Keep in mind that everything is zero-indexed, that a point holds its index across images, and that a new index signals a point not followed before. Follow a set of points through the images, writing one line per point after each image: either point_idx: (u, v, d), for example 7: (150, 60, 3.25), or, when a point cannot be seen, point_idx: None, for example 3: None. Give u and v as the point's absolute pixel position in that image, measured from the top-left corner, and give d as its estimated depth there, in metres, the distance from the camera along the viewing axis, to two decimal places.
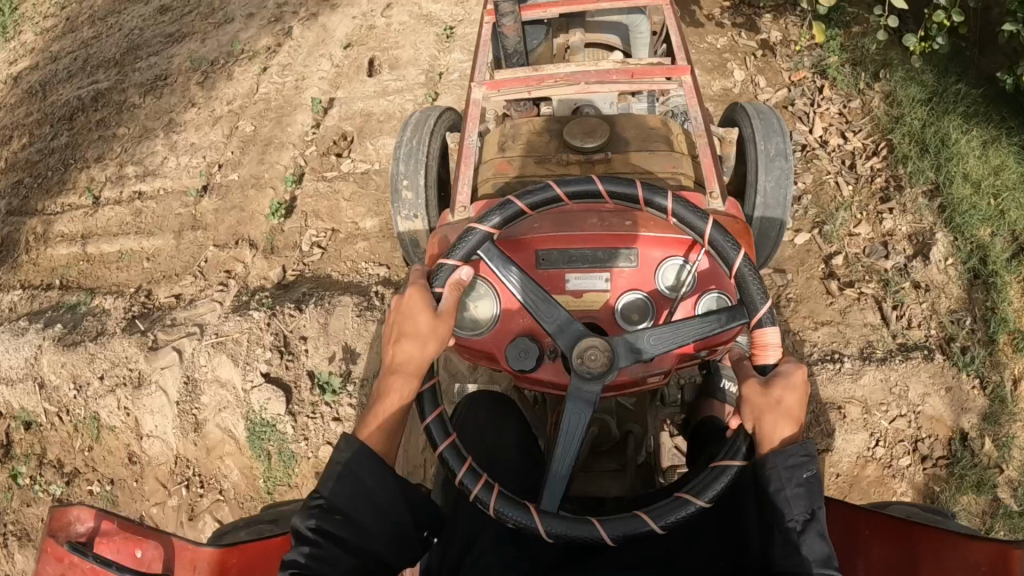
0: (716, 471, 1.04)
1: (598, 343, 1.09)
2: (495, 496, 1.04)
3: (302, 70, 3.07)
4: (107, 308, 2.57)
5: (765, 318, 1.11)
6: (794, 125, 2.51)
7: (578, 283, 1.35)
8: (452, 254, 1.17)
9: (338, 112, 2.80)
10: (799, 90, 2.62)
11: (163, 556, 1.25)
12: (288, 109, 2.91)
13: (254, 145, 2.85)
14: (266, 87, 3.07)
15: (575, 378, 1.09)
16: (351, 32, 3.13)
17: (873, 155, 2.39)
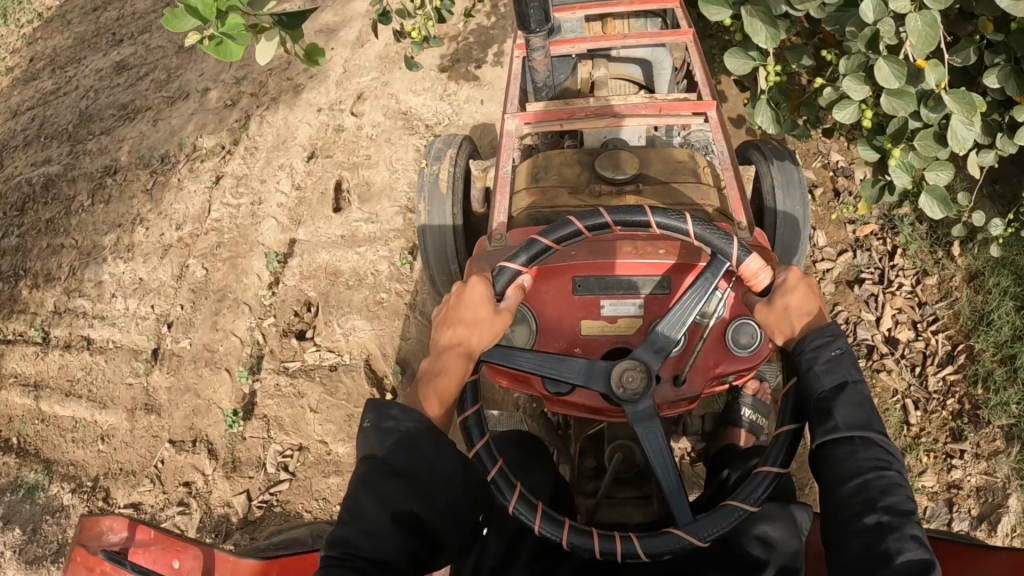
0: (773, 441, 1.12)
1: (633, 366, 1.16)
2: (539, 517, 1.09)
3: (259, 187, 2.62)
4: (64, 505, 2.40)
5: (741, 254, 1.21)
6: (858, 313, 2.23)
7: (612, 309, 1.38)
8: (513, 260, 1.24)
9: (298, 264, 2.39)
10: (864, 254, 2.33)
11: (203, 566, 1.34)
12: (243, 248, 2.51)
13: (206, 297, 2.48)
14: (218, 208, 2.64)
15: (626, 404, 1.16)
16: (313, 134, 2.66)
17: (947, 361, 2.14)
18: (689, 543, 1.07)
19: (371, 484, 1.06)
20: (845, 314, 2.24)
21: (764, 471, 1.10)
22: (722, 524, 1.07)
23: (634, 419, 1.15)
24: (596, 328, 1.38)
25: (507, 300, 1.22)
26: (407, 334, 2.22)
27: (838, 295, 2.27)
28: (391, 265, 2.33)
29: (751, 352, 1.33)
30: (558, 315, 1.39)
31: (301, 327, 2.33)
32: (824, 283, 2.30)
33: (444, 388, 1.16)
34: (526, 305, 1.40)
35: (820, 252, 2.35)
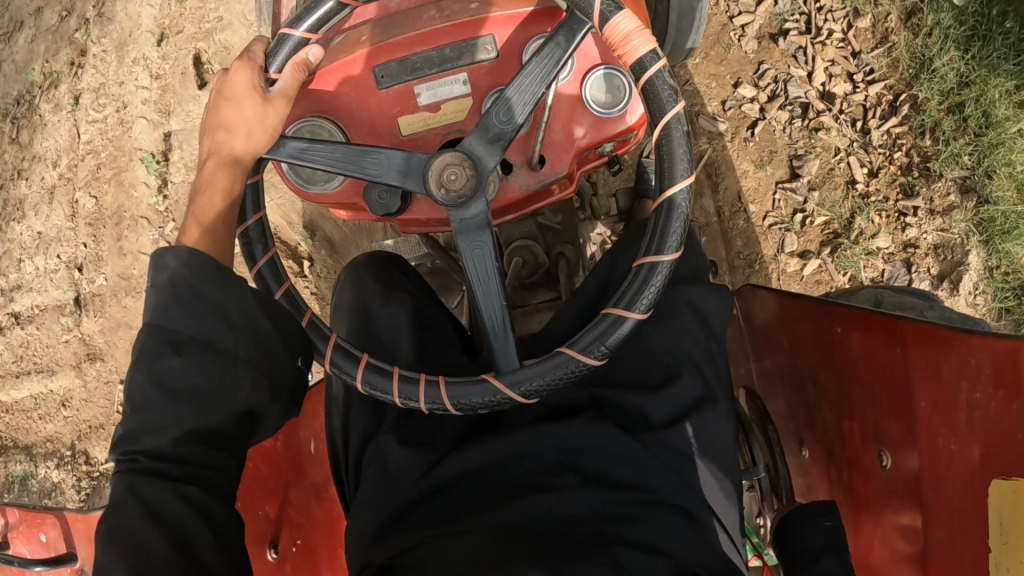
0: (635, 275, 1.06)
1: (455, 163, 1.04)
2: (361, 370, 1.07)
3: (120, 91, 2.32)
4: (56, 481, 2.60)
5: (603, 7, 1.03)
6: (787, 70, 2.11)
7: (429, 94, 1.20)
8: (299, 26, 1.12)
9: (180, 155, 2.10)
10: (788, 4, 2.11)
11: (63, 530, 1.32)
12: (123, 160, 2.28)
13: (105, 225, 2.30)
14: (87, 128, 2.37)
15: (451, 209, 1.05)
16: (158, 15, 2.28)
17: (891, 113, 2.06)
18: (507, 398, 1.05)
19: (149, 362, 0.99)
20: (773, 73, 2.11)
21: (610, 316, 1.05)
22: (558, 372, 1.04)
23: (459, 225, 1.06)
24: (418, 122, 1.22)
25: (281, 82, 1.12)
26: None
27: (761, 53, 2.12)
28: None
29: (618, 112, 1.20)
30: (369, 115, 1.23)
31: None
32: (746, 41, 2.13)
33: (224, 200, 1.09)
34: (329, 116, 1.23)
35: (736, 7, 2.13)
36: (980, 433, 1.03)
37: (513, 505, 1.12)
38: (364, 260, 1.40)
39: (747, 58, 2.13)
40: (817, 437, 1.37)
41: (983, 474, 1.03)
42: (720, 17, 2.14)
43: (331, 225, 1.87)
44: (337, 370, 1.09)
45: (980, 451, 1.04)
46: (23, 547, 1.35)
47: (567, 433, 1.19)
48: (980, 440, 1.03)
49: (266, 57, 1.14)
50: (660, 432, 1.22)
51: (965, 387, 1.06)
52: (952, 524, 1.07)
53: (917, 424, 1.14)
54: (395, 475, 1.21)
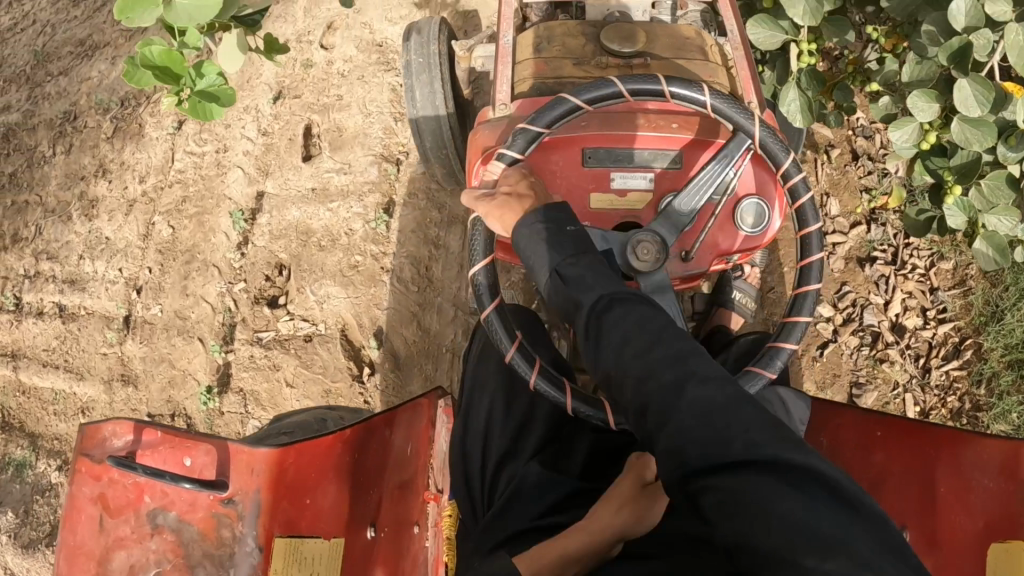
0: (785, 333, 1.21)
1: (649, 239, 1.22)
2: (568, 397, 1.18)
3: (223, 132, 2.37)
4: (53, 482, 2.59)
5: (769, 141, 1.24)
6: (867, 296, 2.06)
7: (621, 182, 1.37)
8: (508, 148, 1.24)
9: (268, 222, 2.07)
10: (880, 228, 2.10)
11: (218, 458, 1.27)
12: (210, 203, 2.31)
13: (175, 257, 2.32)
14: (181, 157, 2.41)
15: (642, 274, 1.21)
16: (280, 71, 2.33)
17: (953, 354, 2.01)
18: None
19: None
20: (853, 296, 2.07)
21: (780, 350, 1.19)
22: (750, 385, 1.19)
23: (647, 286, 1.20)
24: (606, 201, 1.38)
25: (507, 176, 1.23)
26: (385, 303, 1.96)
27: (845, 274, 2.09)
28: (366, 224, 2.01)
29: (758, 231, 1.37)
30: (568, 184, 1.39)
31: (274, 293, 2.06)
32: (833, 259, 2.10)
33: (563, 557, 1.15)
34: (534, 176, 1.38)
35: (832, 223, 2.11)
36: (989, 510, 1.28)
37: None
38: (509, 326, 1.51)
39: (831, 275, 2.09)
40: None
41: (985, 538, 1.28)
42: None
43: (400, 340, 1.93)
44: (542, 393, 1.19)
45: (984, 521, 1.28)
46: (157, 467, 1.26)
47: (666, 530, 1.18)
48: (985, 515, 1.28)
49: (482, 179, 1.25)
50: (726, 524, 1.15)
51: (977, 474, 1.30)
52: None
53: (933, 496, 1.33)
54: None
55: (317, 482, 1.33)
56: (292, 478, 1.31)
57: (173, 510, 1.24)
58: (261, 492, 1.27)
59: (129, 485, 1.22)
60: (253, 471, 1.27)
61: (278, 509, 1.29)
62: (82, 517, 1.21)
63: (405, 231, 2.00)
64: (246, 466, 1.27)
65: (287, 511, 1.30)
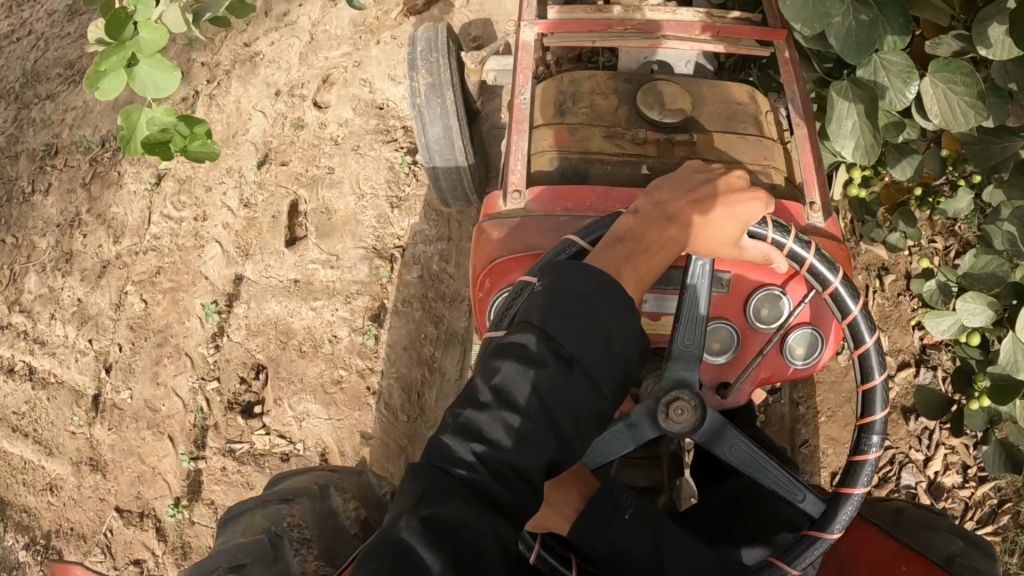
0: (806, 540, 0.89)
1: (684, 397, 0.89)
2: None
3: (205, 195, 2.12)
4: (20, 561, 2.36)
5: (839, 284, 0.89)
6: (907, 452, 1.80)
7: (654, 303, 1.00)
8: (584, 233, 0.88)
9: (245, 313, 1.85)
10: (930, 373, 1.82)
11: None
12: (185, 278, 2.07)
13: (147, 336, 2.09)
14: (158, 220, 2.17)
15: (649, 416, 0.91)
16: (268, 130, 2.08)
17: (989, 518, 1.74)
18: None
19: None
20: (892, 451, 1.81)
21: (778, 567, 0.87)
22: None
23: (628, 425, 0.91)
24: None
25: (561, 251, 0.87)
26: (371, 431, 1.70)
27: (887, 423, 1.83)
28: (352, 332, 1.77)
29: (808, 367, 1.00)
30: None
31: (249, 399, 1.84)
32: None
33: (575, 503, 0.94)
34: None
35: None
36: None
37: None
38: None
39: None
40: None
41: None
42: None
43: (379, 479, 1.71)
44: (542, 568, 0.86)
45: None
46: None
47: None
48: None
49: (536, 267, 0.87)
50: None
51: None
52: None
53: None
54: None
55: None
56: None
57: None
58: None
59: None
60: None
61: None
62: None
63: (394, 343, 1.75)
64: None
65: None
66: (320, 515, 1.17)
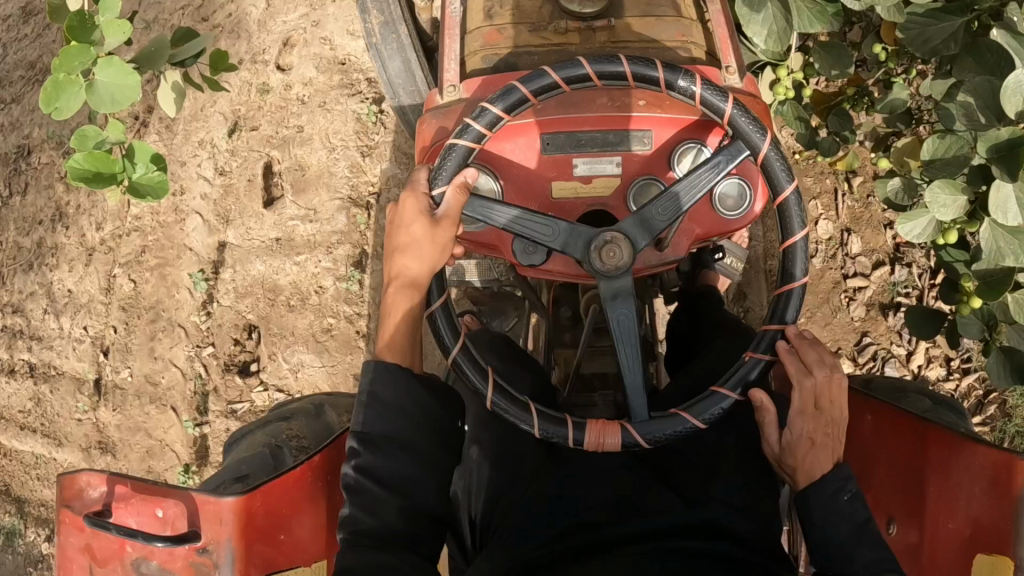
0: (707, 396, 0.96)
1: (616, 236, 0.93)
2: (540, 420, 0.95)
3: (179, 170, 2.13)
4: (45, 551, 2.43)
5: (734, 111, 0.95)
6: (889, 347, 1.86)
7: (585, 168, 1.05)
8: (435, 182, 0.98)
9: (232, 277, 1.94)
10: (905, 271, 1.87)
11: (186, 514, 1.04)
12: (170, 253, 2.11)
13: (140, 315, 2.13)
14: (137, 201, 2.17)
15: (600, 278, 0.95)
16: (233, 98, 2.08)
17: (976, 409, 1.82)
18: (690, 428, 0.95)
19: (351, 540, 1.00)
20: (874, 348, 1.87)
21: (681, 416, 0.95)
22: (673, 430, 0.95)
23: (606, 294, 0.95)
24: (569, 191, 1.06)
25: (388, 320, 1.02)
26: None
27: (866, 322, 1.88)
28: (336, 281, 1.90)
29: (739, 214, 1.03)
30: (524, 175, 1.06)
31: (245, 358, 1.95)
32: (854, 306, 1.88)
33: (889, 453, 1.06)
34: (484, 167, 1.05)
35: (852, 264, 1.90)
36: (977, 519, 1.05)
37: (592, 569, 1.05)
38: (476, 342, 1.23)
39: (851, 325, 1.88)
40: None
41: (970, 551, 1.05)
42: (830, 255, 1.91)
43: None
44: (501, 411, 0.97)
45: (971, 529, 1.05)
46: (131, 518, 1.05)
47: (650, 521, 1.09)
48: (972, 519, 1.05)
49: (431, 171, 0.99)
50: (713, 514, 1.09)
51: (968, 484, 1.06)
52: None
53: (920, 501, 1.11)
54: (521, 538, 1.09)
55: (293, 516, 1.07)
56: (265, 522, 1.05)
57: (154, 560, 1.04)
58: (235, 541, 1.02)
59: (114, 542, 1.04)
60: (222, 525, 1.02)
61: (253, 555, 1.04)
62: (74, 567, 1.06)
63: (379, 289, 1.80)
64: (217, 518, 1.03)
65: (262, 553, 1.05)
66: (316, 430, 1.24)
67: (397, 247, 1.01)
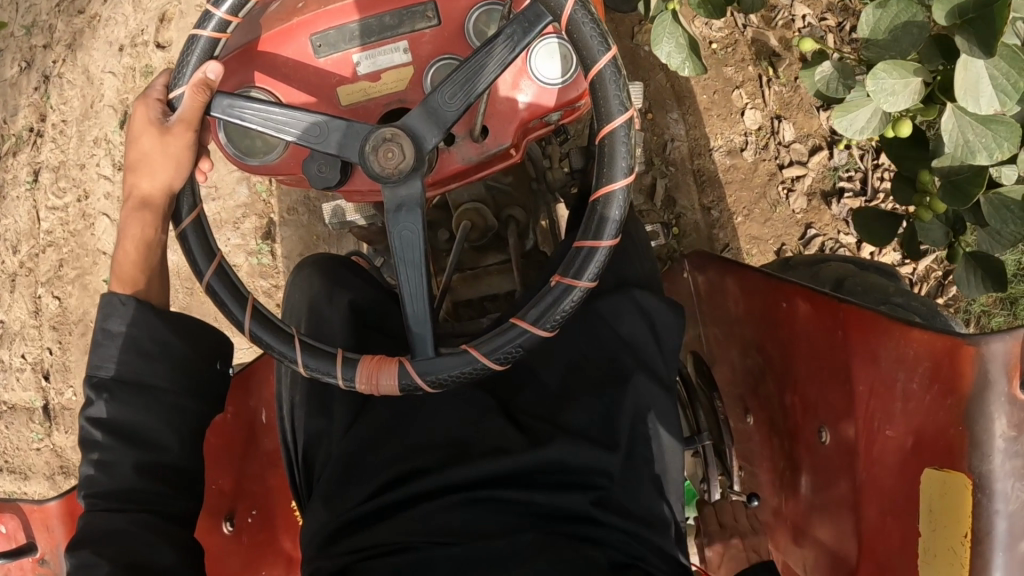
0: (504, 329, 0.85)
1: (393, 138, 0.82)
2: (339, 367, 0.87)
3: (79, 174, 2.02)
4: None
5: None
6: (837, 237, 1.79)
7: (369, 63, 0.94)
8: (179, 81, 0.88)
9: None
10: (843, 154, 1.79)
11: (21, 523, 1.11)
12: (87, 262, 2.02)
13: (70, 330, 2.05)
14: (45, 215, 2.06)
15: (384, 185, 0.84)
16: (120, 87, 1.97)
17: (937, 291, 1.75)
18: (484, 368, 0.86)
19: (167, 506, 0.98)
20: (820, 240, 1.80)
21: (468, 355, 0.85)
22: (461, 369, 0.85)
23: (390, 205, 0.84)
24: (358, 92, 0.95)
25: (121, 248, 0.97)
26: None
27: (809, 214, 1.81)
28: None
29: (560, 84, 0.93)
30: (307, 83, 0.95)
31: None
32: (794, 198, 1.81)
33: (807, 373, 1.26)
34: (259, 84, 0.95)
35: (787, 152, 1.81)
36: (914, 423, 0.93)
37: (417, 507, 0.97)
38: (313, 274, 1.15)
39: (793, 218, 1.81)
40: (764, 403, 1.23)
41: (913, 463, 0.94)
42: (763, 148, 1.82)
43: None
44: (262, 344, 0.88)
45: (914, 439, 0.93)
46: None
47: (493, 444, 1.01)
48: (914, 427, 0.93)
49: (174, 70, 0.89)
50: (582, 441, 1.00)
51: (902, 377, 0.95)
52: (886, 508, 0.98)
53: (850, 398, 1.04)
54: (346, 481, 1.01)
55: None
56: None
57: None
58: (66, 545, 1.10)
59: None
60: (52, 528, 1.10)
61: None
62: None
63: (293, 257, 1.70)
64: (45, 523, 1.10)
65: None
66: None
67: (132, 164, 0.94)
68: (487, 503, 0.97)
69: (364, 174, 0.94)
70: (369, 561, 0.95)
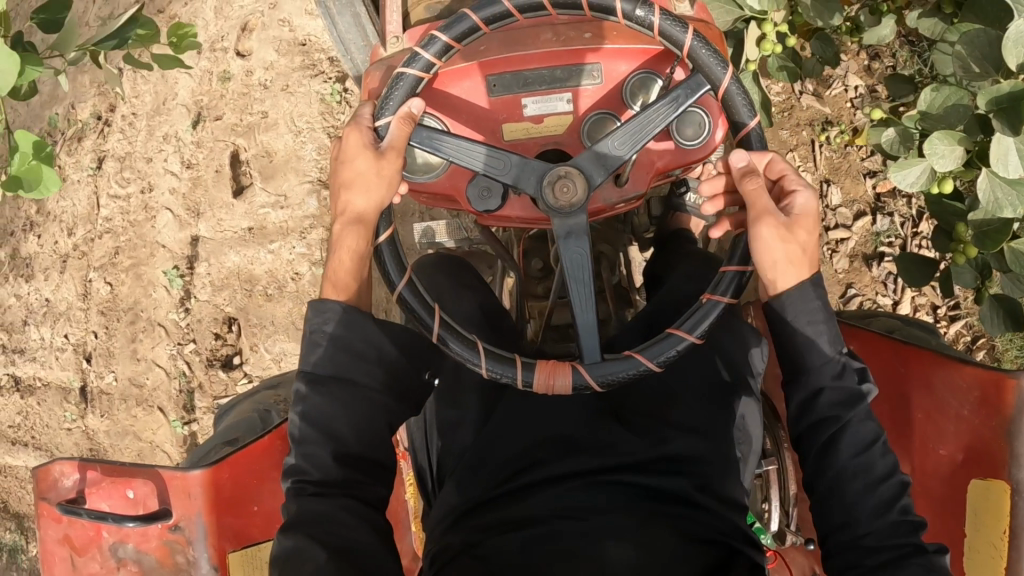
0: (661, 338, 0.95)
1: (568, 173, 0.94)
2: (520, 370, 0.95)
3: (145, 167, 2.08)
4: None
5: (693, 43, 0.94)
6: (874, 298, 1.85)
7: (535, 107, 1.07)
8: (384, 110, 0.98)
9: (206, 271, 2.03)
10: (886, 220, 1.85)
11: (156, 489, 1.22)
12: (144, 252, 2.08)
13: (119, 318, 2.10)
14: (105, 202, 2.12)
15: (554, 216, 0.95)
16: (195, 88, 2.04)
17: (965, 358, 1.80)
18: (647, 369, 0.95)
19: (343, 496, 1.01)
20: (859, 300, 1.85)
21: (635, 359, 0.94)
22: (626, 372, 0.94)
23: (561, 232, 0.95)
24: (521, 131, 1.08)
25: (337, 257, 1.01)
26: None
27: (850, 274, 1.86)
28: (312, 266, 2.00)
29: (700, 145, 1.05)
30: (473, 117, 1.08)
31: (226, 351, 2.06)
32: (837, 258, 1.87)
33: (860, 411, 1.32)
34: (434, 112, 1.07)
35: (833, 216, 1.87)
36: (965, 440, 1.09)
37: (542, 493, 1.05)
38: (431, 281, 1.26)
39: (835, 277, 1.87)
40: None
41: (962, 473, 1.09)
42: None
43: None
44: (450, 349, 0.96)
45: (964, 454, 1.09)
46: (105, 501, 1.22)
47: (611, 441, 1.08)
48: (964, 444, 1.09)
49: (380, 99, 0.98)
50: (689, 441, 1.08)
51: (954, 403, 1.11)
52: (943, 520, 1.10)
53: (908, 426, 1.16)
54: (476, 468, 1.11)
55: (256, 487, 1.24)
56: (230, 493, 1.23)
57: (129, 543, 1.21)
58: (204, 514, 1.22)
59: (88, 525, 1.22)
60: (192, 496, 1.22)
61: (222, 526, 1.22)
62: (55, 558, 1.22)
63: None
64: (184, 491, 1.22)
65: (232, 524, 1.23)
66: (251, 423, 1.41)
67: (345, 181, 1.00)
68: (609, 488, 1.04)
69: (519, 201, 1.07)
70: (497, 537, 1.03)
